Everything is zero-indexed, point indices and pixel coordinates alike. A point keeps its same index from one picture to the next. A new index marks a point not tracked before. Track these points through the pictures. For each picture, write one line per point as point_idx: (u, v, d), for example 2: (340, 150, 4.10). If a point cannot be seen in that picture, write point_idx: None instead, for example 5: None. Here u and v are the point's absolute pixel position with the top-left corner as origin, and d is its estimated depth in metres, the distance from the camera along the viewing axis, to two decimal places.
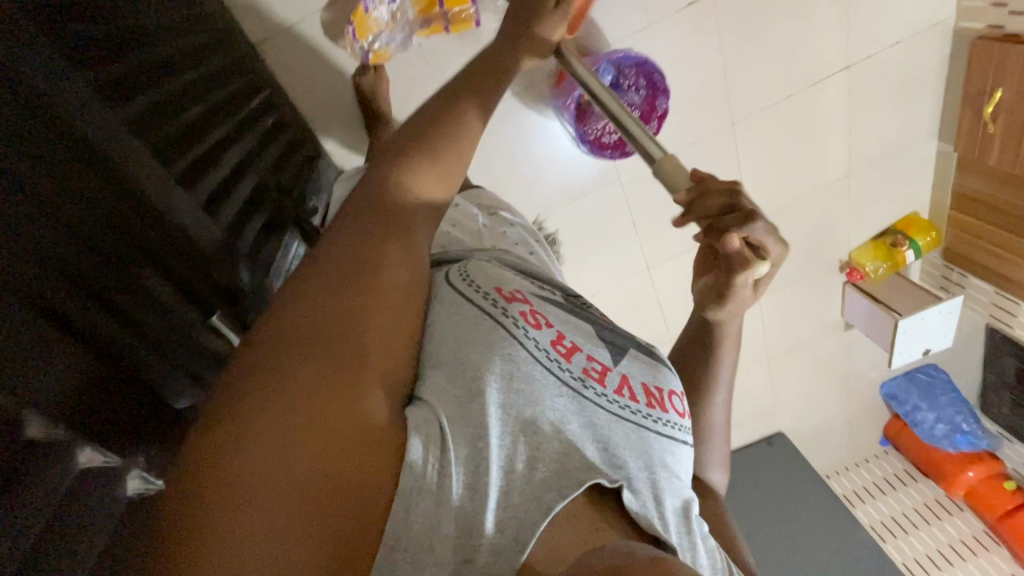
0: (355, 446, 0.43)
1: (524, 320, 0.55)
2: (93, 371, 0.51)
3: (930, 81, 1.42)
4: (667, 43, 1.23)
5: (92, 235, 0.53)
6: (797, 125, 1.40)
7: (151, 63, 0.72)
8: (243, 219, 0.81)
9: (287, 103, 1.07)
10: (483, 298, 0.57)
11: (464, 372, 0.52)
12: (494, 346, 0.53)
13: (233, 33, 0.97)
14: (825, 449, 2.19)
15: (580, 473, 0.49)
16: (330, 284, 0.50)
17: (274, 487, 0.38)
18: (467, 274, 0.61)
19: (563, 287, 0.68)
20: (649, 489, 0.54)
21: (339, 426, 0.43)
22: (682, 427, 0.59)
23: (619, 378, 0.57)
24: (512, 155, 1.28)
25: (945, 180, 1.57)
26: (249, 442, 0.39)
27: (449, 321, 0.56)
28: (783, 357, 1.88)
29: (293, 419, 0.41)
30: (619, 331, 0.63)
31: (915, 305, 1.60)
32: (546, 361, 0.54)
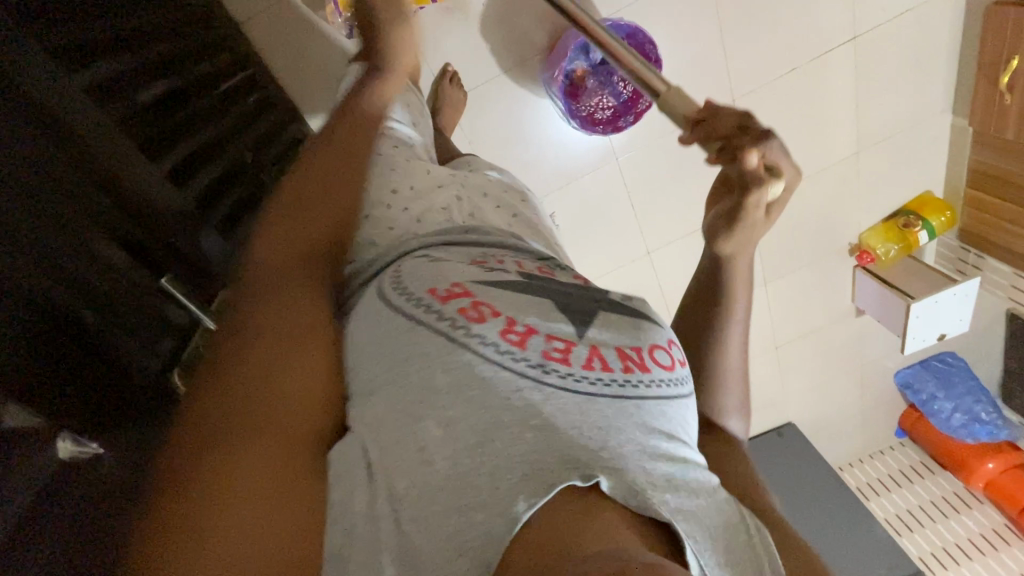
0: (293, 457, 0.42)
1: (464, 319, 0.48)
2: (42, 337, 0.52)
3: (943, 52, 1.36)
4: (663, 15, 1.19)
5: (49, 211, 0.54)
6: (801, 103, 1.35)
7: (125, 36, 0.72)
8: (217, 197, 0.80)
9: (270, 82, 1.05)
10: (415, 306, 0.50)
11: (404, 394, 0.46)
12: (433, 359, 0.47)
13: (213, 9, 0.96)
14: (838, 441, 2.13)
15: (552, 474, 0.41)
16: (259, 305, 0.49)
17: (230, 512, 0.38)
18: (398, 280, 0.54)
19: (521, 256, 0.60)
20: (637, 464, 0.45)
21: (277, 440, 0.43)
22: (671, 386, 0.50)
23: (586, 351, 0.49)
24: (505, 136, 1.24)
25: (960, 156, 1.51)
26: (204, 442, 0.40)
27: (377, 336, 0.51)
28: (792, 345, 1.82)
29: (232, 445, 0.41)
30: (581, 288, 0.56)
31: (928, 287, 1.53)
32: (496, 358, 0.46)
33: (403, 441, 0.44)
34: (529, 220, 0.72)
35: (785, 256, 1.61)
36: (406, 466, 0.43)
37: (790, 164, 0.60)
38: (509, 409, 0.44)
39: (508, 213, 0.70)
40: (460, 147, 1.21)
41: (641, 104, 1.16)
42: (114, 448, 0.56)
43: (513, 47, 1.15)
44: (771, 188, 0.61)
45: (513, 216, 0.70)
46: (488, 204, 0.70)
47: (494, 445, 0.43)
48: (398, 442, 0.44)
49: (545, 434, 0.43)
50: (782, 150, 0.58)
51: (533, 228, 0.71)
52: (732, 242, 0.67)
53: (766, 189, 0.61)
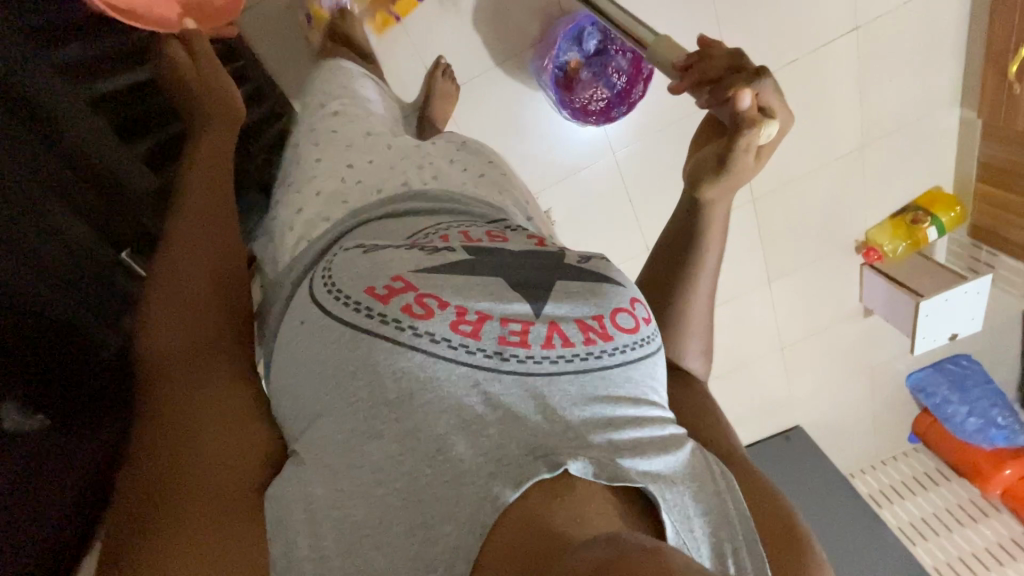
0: (219, 465, 0.48)
1: (408, 316, 0.46)
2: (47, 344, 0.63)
3: (949, 44, 1.33)
4: (662, 8, 1.17)
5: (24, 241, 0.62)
6: (804, 95, 1.32)
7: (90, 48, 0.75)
8: None
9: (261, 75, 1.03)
10: (355, 312, 0.47)
11: (354, 413, 0.44)
12: (377, 368, 0.45)
13: None
14: (848, 446, 2.07)
15: (520, 471, 0.40)
16: (169, 356, 0.54)
17: (174, 516, 0.45)
18: (330, 279, 0.51)
19: (468, 225, 0.58)
20: (605, 438, 0.44)
21: (203, 456, 0.48)
22: (637, 347, 0.49)
23: (545, 329, 0.46)
24: (501, 130, 1.22)
25: (969, 150, 1.47)
26: (151, 463, 0.47)
27: (313, 350, 0.48)
28: (799, 346, 1.77)
29: (157, 476, 0.47)
30: (534, 255, 0.53)
31: (938, 286, 1.49)
32: (446, 351, 0.45)
33: (366, 440, 0.43)
34: (498, 179, 0.72)
35: (789, 254, 1.57)
36: (368, 471, 0.42)
37: (780, 110, 0.62)
38: (461, 422, 0.43)
39: (476, 173, 0.71)
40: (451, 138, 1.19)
41: (635, 94, 1.15)
42: None
43: (507, 40, 1.14)
44: (764, 129, 0.60)
45: (480, 174, 0.71)
46: (455, 171, 0.71)
47: (454, 449, 0.42)
48: (361, 446, 0.43)
49: (509, 427, 0.43)
50: (774, 93, 0.61)
51: (497, 195, 0.69)
52: (716, 190, 0.63)
53: (758, 130, 0.60)
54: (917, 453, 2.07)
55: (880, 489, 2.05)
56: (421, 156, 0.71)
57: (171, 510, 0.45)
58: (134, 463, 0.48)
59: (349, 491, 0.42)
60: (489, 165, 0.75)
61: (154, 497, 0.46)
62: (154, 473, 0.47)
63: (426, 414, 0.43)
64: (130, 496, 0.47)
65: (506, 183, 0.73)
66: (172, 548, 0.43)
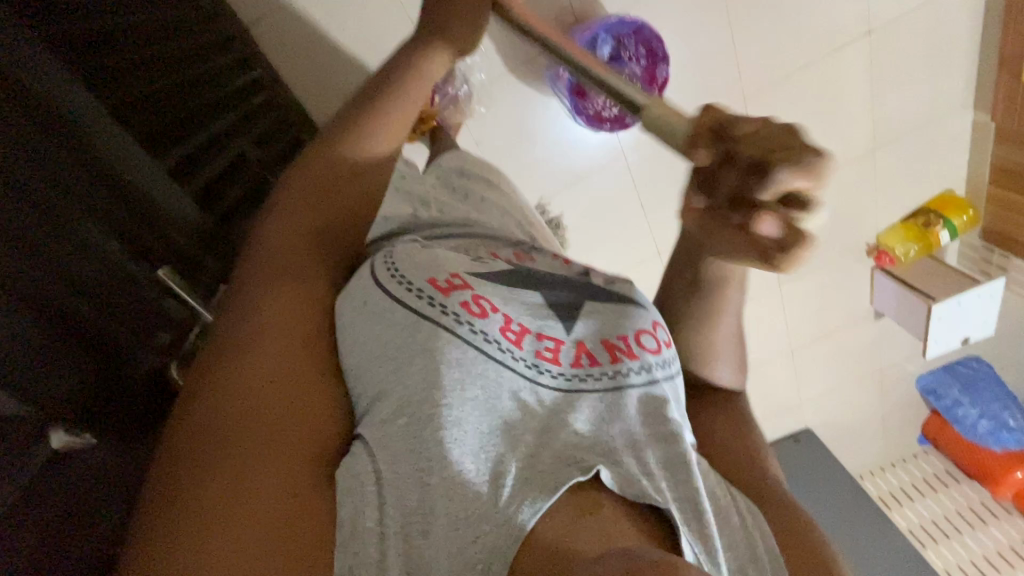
0: (292, 467, 0.42)
1: (465, 313, 0.48)
2: (90, 366, 0.51)
3: (963, 46, 1.33)
4: (674, 14, 1.17)
5: (45, 252, 0.49)
6: (816, 99, 1.32)
7: (115, 23, 0.67)
8: (218, 191, 0.77)
9: (278, 84, 1.03)
10: (418, 298, 0.49)
11: (416, 391, 0.45)
12: (436, 354, 0.46)
13: (223, 12, 0.94)
14: (857, 447, 2.07)
15: (554, 477, 0.42)
16: (249, 332, 0.49)
17: (230, 510, 0.38)
18: (393, 265, 0.53)
19: (494, 245, 0.61)
20: (633, 456, 0.46)
21: (274, 453, 0.42)
22: (663, 364, 0.51)
23: (573, 350, 0.50)
24: (514, 137, 1.22)
25: (982, 153, 1.47)
26: (219, 450, 0.41)
27: (376, 331, 0.49)
28: (809, 348, 1.77)
29: (217, 462, 0.40)
30: (561, 275, 0.56)
31: (951, 289, 1.48)
32: (496, 354, 0.47)
33: (413, 442, 0.43)
34: (497, 203, 0.72)
35: None
36: (422, 468, 0.42)
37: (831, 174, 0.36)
38: (499, 432, 0.45)
39: (477, 198, 0.71)
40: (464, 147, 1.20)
41: None
42: (107, 443, 0.50)
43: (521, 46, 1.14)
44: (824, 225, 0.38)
45: (481, 200, 0.71)
46: (455, 200, 0.70)
47: (500, 454, 0.44)
48: (411, 445, 0.43)
49: (546, 441, 0.45)
50: (802, 176, 0.35)
51: (514, 213, 0.73)
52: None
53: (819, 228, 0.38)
54: (927, 455, 2.06)
55: (890, 491, 2.05)
56: (433, 185, 0.71)
57: (222, 509, 0.38)
58: (187, 442, 0.42)
59: (404, 485, 0.42)
60: (488, 187, 0.74)
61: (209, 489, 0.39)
62: (218, 461, 0.41)
63: (477, 412, 0.45)
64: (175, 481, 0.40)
65: (509, 204, 0.73)
66: (216, 552, 0.36)
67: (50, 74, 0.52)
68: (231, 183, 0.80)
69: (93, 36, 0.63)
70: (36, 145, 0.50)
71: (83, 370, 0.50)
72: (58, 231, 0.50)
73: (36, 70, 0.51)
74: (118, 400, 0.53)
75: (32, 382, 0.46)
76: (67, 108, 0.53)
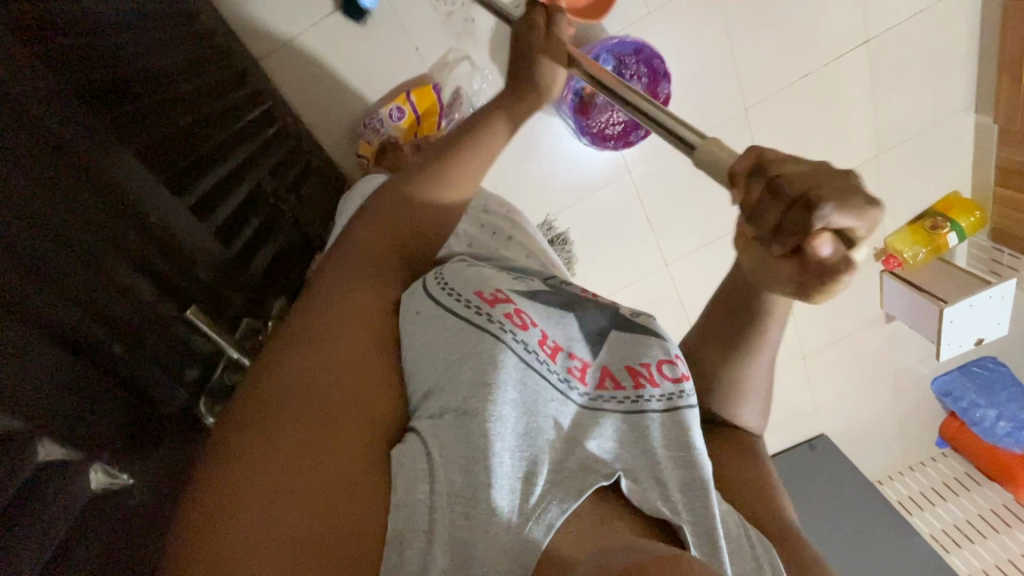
0: (349, 462, 0.43)
1: (509, 323, 0.52)
2: (125, 402, 0.53)
3: (961, 51, 1.34)
4: (672, 32, 1.19)
5: (81, 291, 0.51)
6: (816, 106, 1.33)
7: (136, 69, 0.70)
8: (238, 224, 0.79)
9: (289, 115, 1.06)
10: (464, 307, 0.53)
11: (462, 387, 0.48)
12: (483, 357, 0.49)
13: (236, 49, 0.98)
14: (873, 451, 2.05)
15: (579, 481, 0.45)
16: (317, 334, 0.51)
17: (270, 501, 0.39)
18: (443, 281, 0.57)
19: (521, 271, 0.64)
20: (651, 472, 0.48)
21: (337, 446, 0.44)
22: (681, 395, 0.51)
23: (598, 373, 0.54)
24: (520, 156, 1.25)
25: (986, 154, 1.47)
26: (271, 440, 0.42)
27: (431, 338, 0.52)
28: (821, 354, 1.77)
29: (280, 438, 0.43)
30: (593, 301, 0.59)
31: (962, 291, 1.47)
32: (535, 364, 0.51)
33: (457, 444, 0.45)
34: (524, 241, 0.75)
35: None
36: (466, 459, 0.43)
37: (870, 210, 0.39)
38: (539, 435, 0.47)
39: (505, 237, 0.74)
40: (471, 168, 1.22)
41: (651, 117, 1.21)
42: (142, 480, 0.52)
43: None
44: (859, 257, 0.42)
45: (508, 238, 0.74)
46: (484, 236, 0.74)
47: (539, 453, 0.46)
48: (461, 447, 0.44)
49: (571, 449, 0.48)
50: (845, 214, 0.38)
51: (533, 247, 0.75)
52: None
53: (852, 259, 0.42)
54: (946, 458, 2.04)
55: (909, 495, 2.02)
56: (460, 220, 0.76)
57: (262, 501, 0.39)
58: (243, 426, 0.44)
59: (453, 475, 0.43)
60: (513, 226, 0.77)
61: (253, 477, 0.40)
62: (270, 451, 0.42)
63: (519, 417, 0.47)
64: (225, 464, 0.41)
65: (533, 245, 0.75)
66: (247, 543, 0.37)
67: (82, 124, 0.55)
68: (249, 215, 0.82)
69: (118, 83, 0.66)
70: (74, 190, 0.52)
71: (115, 403, 0.52)
72: (91, 272, 0.52)
73: (71, 121, 0.54)
74: (150, 433, 0.55)
75: (75, 426, 0.47)
76: (96, 155, 0.56)
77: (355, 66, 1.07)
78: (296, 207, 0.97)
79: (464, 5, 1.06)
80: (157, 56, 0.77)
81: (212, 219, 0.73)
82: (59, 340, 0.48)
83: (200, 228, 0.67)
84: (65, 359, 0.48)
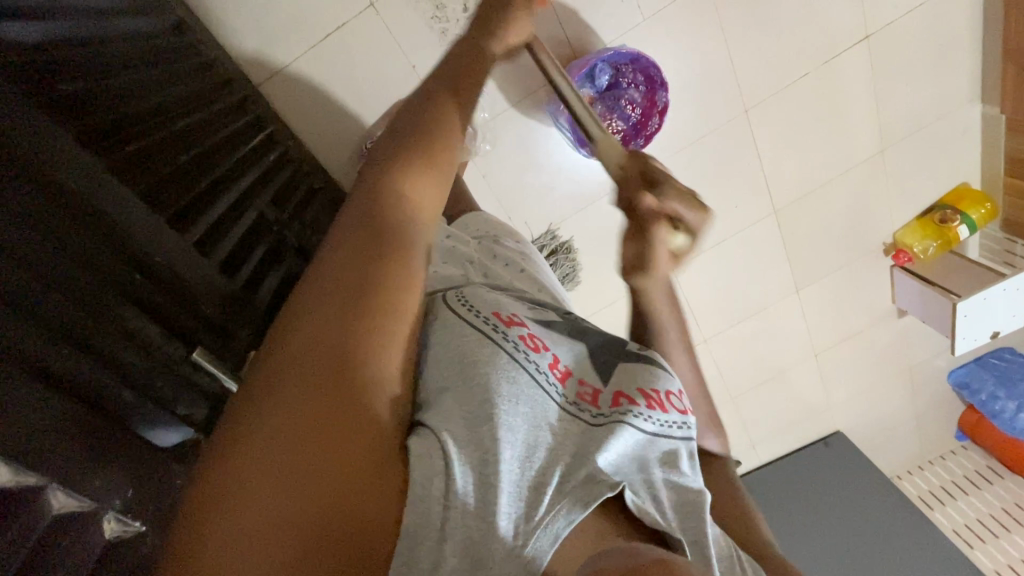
0: (372, 449, 0.39)
1: (523, 344, 0.51)
2: (128, 443, 0.54)
3: (964, 42, 1.32)
4: (669, 38, 1.18)
5: (81, 335, 0.51)
6: (818, 104, 1.32)
7: (136, 108, 0.71)
8: (243, 256, 0.80)
9: (290, 139, 1.07)
10: (481, 322, 0.52)
11: (472, 397, 0.46)
12: (496, 370, 0.47)
13: (237, 78, 1.00)
14: (891, 446, 2.03)
15: (587, 492, 0.43)
16: (331, 318, 0.40)
17: (280, 539, 0.33)
18: (464, 298, 0.56)
19: (528, 298, 0.63)
20: (649, 492, 0.48)
21: (357, 448, 0.38)
22: (685, 426, 0.53)
23: (612, 395, 0.53)
24: (523, 167, 1.25)
25: (994, 144, 1.44)
26: (277, 459, 0.35)
27: (450, 353, 0.50)
28: (833, 351, 1.75)
29: (289, 456, 0.35)
30: (603, 334, 0.60)
31: (975, 284, 1.45)
32: (544, 384, 0.50)
33: None
34: (536, 274, 0.73)
35: (816, 262, 1.56)
36: (478, 458, 0.42)
37: (695, 213, 0.59)
38: (545, 445, 0.46)
39: (517, 268, 0.72)
40: (472, 183, 1.23)
41: (651, 126, 1.21)
42: (154, 525, 0.53)
43: (519, 81, 1.16)
44: (675, 238, 0.61)
45: (521, 270, 0.72)
46: (497, 266, 0.72)
47: (541, 467, 0.44)
48: (474, 443, 0.43)
49: (581, 460, 0.46)
50: (678, 200, 0.58)
51: (542, 278, 0.74)
52: (647, 279, 0.66)
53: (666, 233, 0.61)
54: (967, 451, 2.01)
55: (930, 490, 1.99)
56: (474, 249, 0.74)
57: (269, 537, 0.33)
58: (243, 438, 0.35)
59: (465, 477, 0.41)
60: (524, 259, 0.76)
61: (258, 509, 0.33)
62: (279, 472, 0.34)
63: (519, 436, 0.45)
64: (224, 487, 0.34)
65: (544, 278, 0.73)
66: None
67: (80, 164, 0.54)
68: (251, 245, 0.83)
69: (119, 124, 0.66)
70: (71, 234, 0.53)
71: (117, 446, 0.52)
72: (92, 314, 0.53)
73: (69, 164, 0.53)
74: (153, 474, 0.55)
75: (83, 468, 0.48)
76: (96, 199, 0.55)
77: (354, 87, 1.08)
78: (299, 232, 0.98)
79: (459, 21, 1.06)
80: (156, 92, 0.78)
81: (214, 253, 0.73)
82: (56, 388, 0.49)
83: (205, 265, 0.67)
84: (65, 406, 0.48)
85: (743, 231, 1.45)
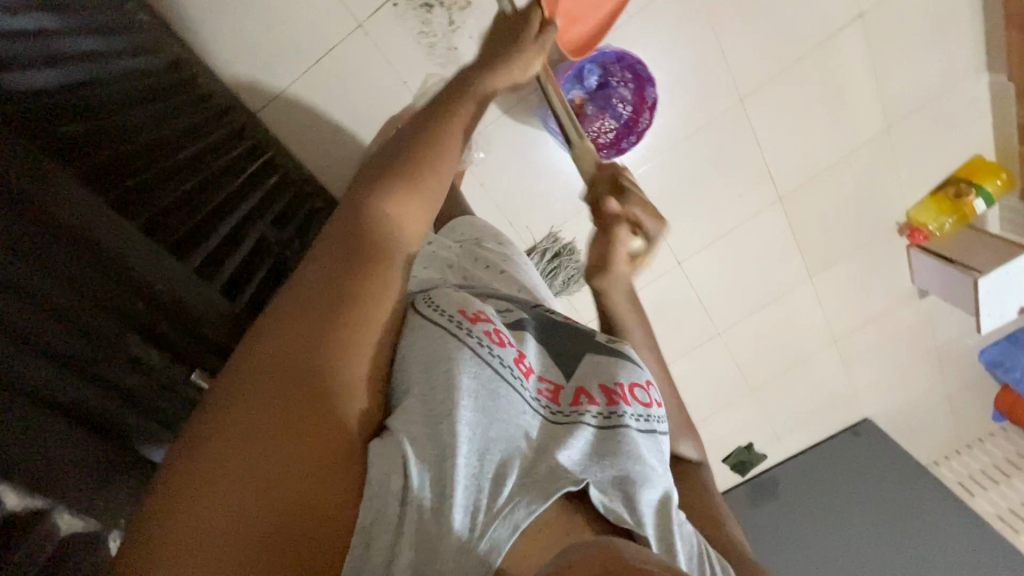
0: (328, 455, 0.41)
1: (488, 339, 0.51)
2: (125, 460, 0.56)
3: (964, 12, 1.28)
4: (655, 33, 1.18)
5: (81, 357, 0.54)
6: (816, 87, 1.30)
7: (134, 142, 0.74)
8: (246, 277, 0.83)
9: (290, 162, 1.11)
10: (446, 321, 0.52)
11: (435, 394, 0.48)
12: (458, 364, 0.48)
13: (235, 108, 1.04)
14: (924, 431, 1.97)
15: (548, 483, 0.45)
16: (296, 332, 0.44)
17: (235, 532, 0.36)
18: (431, 299, 0.56)
19: (504, 297, 0.64)
20: (618, 490, 0.49)
21: (315, 451, 0.41)
22: (651, 420, 0.55)
23: (577, 391, 0.55)
24: (519, 173, 1.26)
25: (1004, 112, 1.40)
26: (237, 458, 0.38)
27: (421, 347, 0.51)
28: (854, 336, 1.71)
29: (248, 456, 0.38)
30: (574, 328, 0.62)
31: (996, 259, 1.40)
32: (510, 378, 0.50)
33: (429, 442, 0.45)
34: (516, 274, 0.74)
35: (827, 246, 1.53)
36: (436, 456, 0.44)
37: (654, 225, 0.71)
38: (499, 447, 0.46)
39: (497, 270, 0.73)
40: (469, 191, 1.24)
41: (643, 123, 1.19)
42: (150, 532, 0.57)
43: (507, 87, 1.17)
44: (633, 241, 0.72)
45: (501, 271, 0.73)
46: (477, 269, 0.73)
47: (499, 465, 0.45)
48: (429, 439, 0.45)
49: (542, 453, 0.47)
50: (640, 207, 0.70)
51: (523, 279, 0.74)
52: (608, 279, 0.73)
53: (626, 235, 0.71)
54: (1006, 432, 1.93)
55: (969, 475, 1.92)
56: (454, 253, 0.74)
57: (224, 527, 0.36)
58: (207, 439, 0.39)
59: (420, 474, 0.43)
60: (505, 260, 0.76)
61: (213, 503, 0.36)
62: (238, 470, 0.38)
63: (479, 436, 0.46)
64: (185, 485, 0.37)
65: (524, 278, 0.74)
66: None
67: (77, 203, 0.56)
68: (254, 266, 0.86)
69: (116, 156, 0.69)
70: (72, 267, 0.55)
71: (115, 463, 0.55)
72: (92, 342, 0.55)
73: (65, 203, 0.55)
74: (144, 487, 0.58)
75: (78, 487, 0.51)
76: (90, 232, 0.57)
77: (347, 107, 1.11)
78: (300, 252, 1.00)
79: (446, 34, 1.08)
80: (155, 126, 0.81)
81: (214, 278, 0.75)
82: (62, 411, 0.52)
83: (209, 292, 0.68)
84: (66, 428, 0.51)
85: (749, 220, 1.43)
